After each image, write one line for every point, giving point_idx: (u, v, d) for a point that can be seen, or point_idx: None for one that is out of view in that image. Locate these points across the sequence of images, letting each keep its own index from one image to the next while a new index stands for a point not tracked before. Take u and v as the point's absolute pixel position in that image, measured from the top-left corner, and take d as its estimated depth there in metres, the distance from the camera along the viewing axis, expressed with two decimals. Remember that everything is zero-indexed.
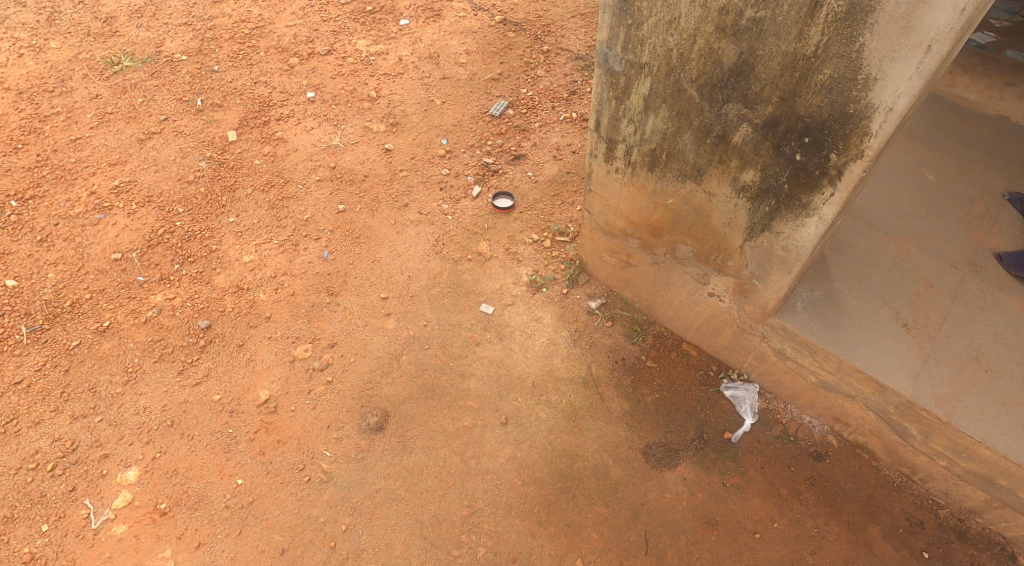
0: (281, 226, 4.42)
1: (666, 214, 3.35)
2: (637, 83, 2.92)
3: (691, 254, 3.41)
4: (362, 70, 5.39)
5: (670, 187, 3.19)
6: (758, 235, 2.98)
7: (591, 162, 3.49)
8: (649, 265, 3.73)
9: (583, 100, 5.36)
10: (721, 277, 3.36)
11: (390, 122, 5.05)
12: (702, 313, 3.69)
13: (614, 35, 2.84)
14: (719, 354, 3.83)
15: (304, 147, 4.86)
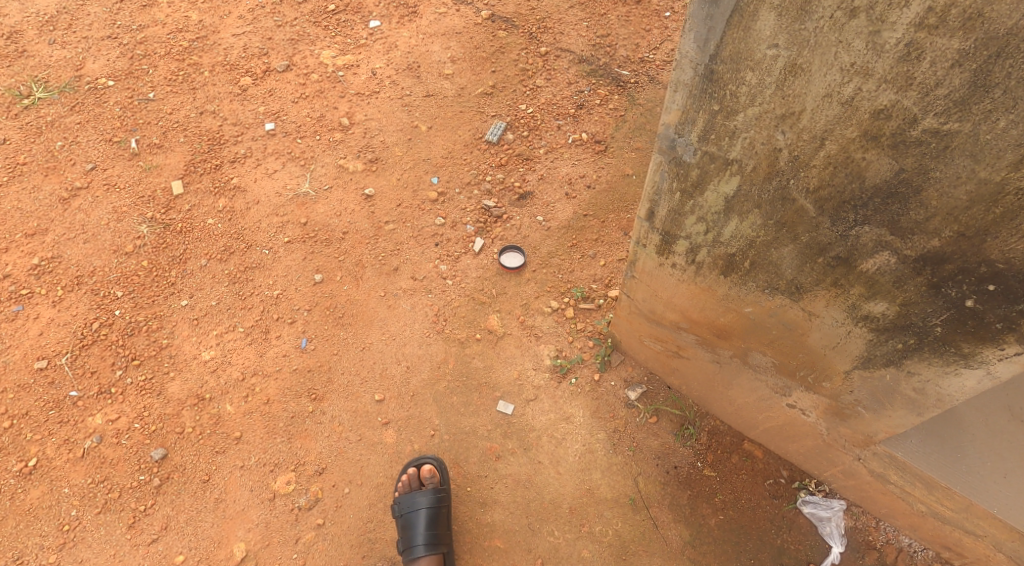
0: (245, 309, 3.65)
1: (738, 320, 2.58)
2: (717, 179, 2.16)
3: (770, 364, 2.65)
4: (329, 89, 4.51)
5: (750, 296, 2.42)
6: (879, 368, 2.24)
7: (637, 251, 2.72)
8: (707, 360, 2.99)
9: (593, 117, 4.55)
10: (810, 394, 2.62)
11: (367, 158, 4.22)
12: (774, 418, 2.96)
13: (688, 120, 2.11)
14: (792, 458, 3.13)
15: (266, 197, 4.02)
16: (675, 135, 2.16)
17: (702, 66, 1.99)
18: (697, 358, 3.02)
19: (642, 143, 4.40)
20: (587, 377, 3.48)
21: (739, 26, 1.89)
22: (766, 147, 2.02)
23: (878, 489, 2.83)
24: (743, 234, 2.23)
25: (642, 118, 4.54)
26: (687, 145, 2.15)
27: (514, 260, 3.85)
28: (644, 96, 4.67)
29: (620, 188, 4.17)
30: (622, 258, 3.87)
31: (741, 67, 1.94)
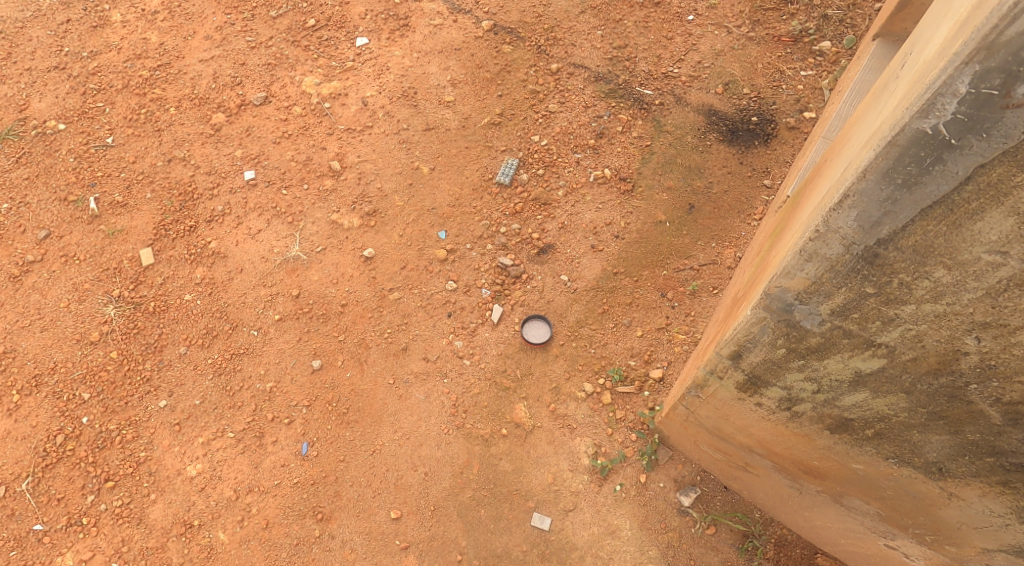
0: (232, 408, 3.16)
1: (837, 468, 2.29)
2: (849, 352, 2.02)
3: (871, 513, 2.37)
4: (314, 125, 3.87)
5: (864, 455, 2.19)
6: None
7: (711, 381, 2.39)
8: (782, 483, 2.64)
9: (615, 148, 3.89)
10: (919, 547, 2.33)
11: (361, 212, 3.63)
12: (857, 547, 2.57)
13: (822, 290, 1.99)
14: None
15: (249, 263, 3.46)
16: (799, 301, 2.03)
17: (865, 246, 1.90)
18: (767, 478, 2.68)
19: (674, 180, 3.80)
20: (631, 479, 3.12)
21: (942, 220, 1.80)
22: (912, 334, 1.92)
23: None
24: (873, 406, 2.08)
25: (671, 149, 3.88)
26: (814, 313, 2.02)
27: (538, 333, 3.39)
28: (671, 120, 3.97)
29: (653, 237, 3.65)
30: (660, 326, 3.41)
31: (925, 259, 1.85)
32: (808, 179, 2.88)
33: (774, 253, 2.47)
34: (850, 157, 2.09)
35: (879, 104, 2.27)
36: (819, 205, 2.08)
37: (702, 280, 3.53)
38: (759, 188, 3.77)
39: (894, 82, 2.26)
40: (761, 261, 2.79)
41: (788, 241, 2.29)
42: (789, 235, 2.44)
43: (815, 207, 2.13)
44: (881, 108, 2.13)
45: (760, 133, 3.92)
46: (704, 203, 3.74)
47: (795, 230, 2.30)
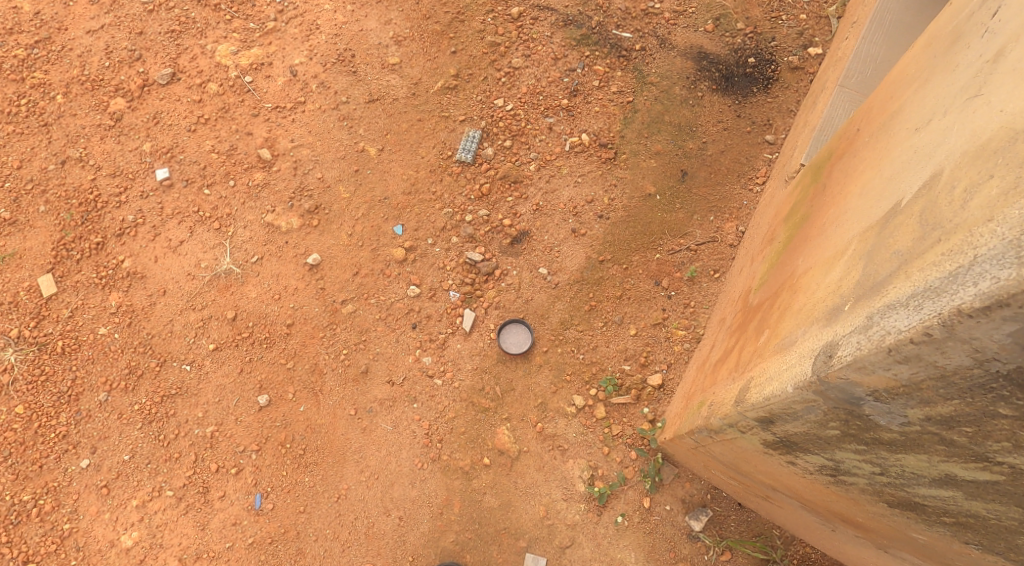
0: (167, 462, 2.72)
1: (888, 530, 1.91)
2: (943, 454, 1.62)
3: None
4: (235, 105, 3.26)
5: (929, 530, 1.80)
6: None
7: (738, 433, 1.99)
8: (808, 522, 2.27)
9: (592, 107, 3.37)
10: None
11: (300, 210, 3.12)
12: None
13: (918, 395, 1.58)
14: None
15: (174, 282, 2.95)
16: (874, 398, 1.63)
17: (1009, 365, 1.45)
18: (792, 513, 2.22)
19: (662, 143, 3.30)
20: (634, 503, 2.73)
21: None
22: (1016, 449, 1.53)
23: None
24: (964, 505, 1.67)
25: (658, 104, 3.37)
26: (898, 414, 1.63)
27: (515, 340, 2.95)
28: (655, 68, 3.43)
29: (642, 214, 3.18)
30: (656, 322, 2.98)
31: None
32: (829, 144, 2.36)
33: (809, 262, 1.99)
34: (952, 188, 1.57)
35: (975, 87, 1.71)
36: (906, 257, 1.60)
37: (700, 263, 3.08)
38: (761, 145, 3.28)
39: (994, 60, 1.70)
40: (773, 254, 2.31)
41: (833, 271, 1.82)
42: (825, 246, 1.95)
43: (891, 250, 1.65)
44: (989, 117, 1.59)
45: (758, 78, 3.40)
46: (699, 168, 3.25)
47: (842, 256, 1.83)
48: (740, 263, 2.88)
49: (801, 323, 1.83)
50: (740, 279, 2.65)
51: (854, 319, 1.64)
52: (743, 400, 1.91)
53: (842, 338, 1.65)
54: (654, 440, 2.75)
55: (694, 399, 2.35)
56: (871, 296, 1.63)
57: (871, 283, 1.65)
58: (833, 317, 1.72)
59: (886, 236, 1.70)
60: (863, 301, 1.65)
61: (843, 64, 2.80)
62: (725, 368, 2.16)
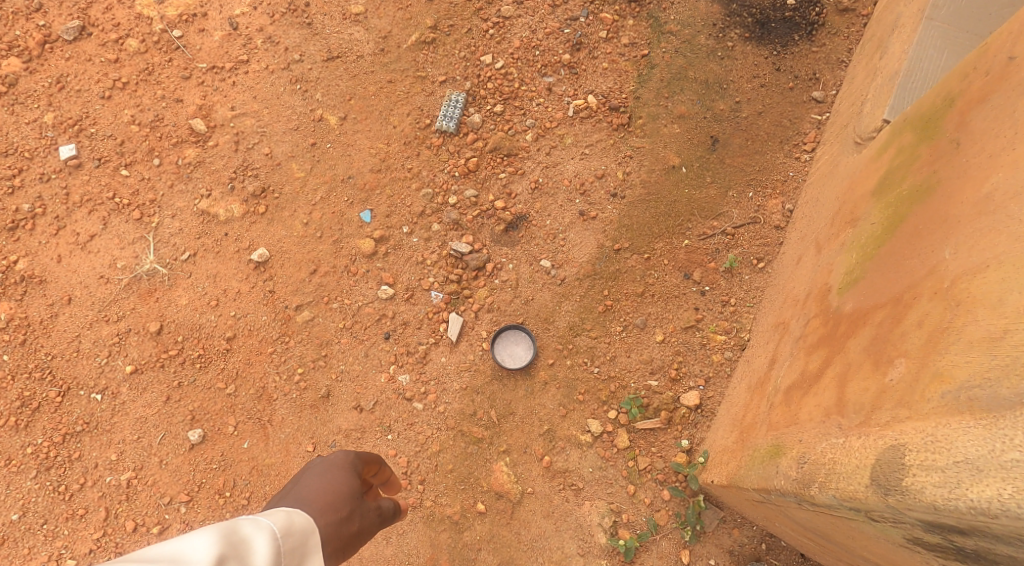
0: (68, 520, 2.23)
1: None
2: None
3: None
4: (160, 65, 2.65)
5: None
6: None
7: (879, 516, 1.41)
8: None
9: (599, 63, 2.77)
10: None
11: (241, 194, 2.52)
12: None
13: None
14: None
15: (82, 287, 2.41)
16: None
17: None
18: None
19: (686, 104, 2.70)
20: (668, 557, 2.18)
21: None
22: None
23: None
24: None
25: (680, 57, 2.76)
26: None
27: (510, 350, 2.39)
28: (674, 14, 2.81)
29: (665, 191, 2.59)
30: (688, 325, 2.41)
31: None
32: (929, 94, 1.80)
33: (977, 259, 1.45)
34: None
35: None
36: None
37: (740, 250, 2.49)
38: (806, 105, 2.68)
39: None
40: (866, 242, 1.76)
41: None
42: (994, 250, 1.42)
43: None
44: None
45: (800, 23, 2.78)
46: (732, 134, 2.65)
47: None
48: (794, 251, 2.29)
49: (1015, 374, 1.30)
50: (797, 275, 2.10)
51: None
52: (925, 487, 1.33)
53: None
54: (694, 480, 2.19)
55: (757, 436, 1.80)
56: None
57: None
58: None
59: None
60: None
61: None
62: (819, 405, 1.62)
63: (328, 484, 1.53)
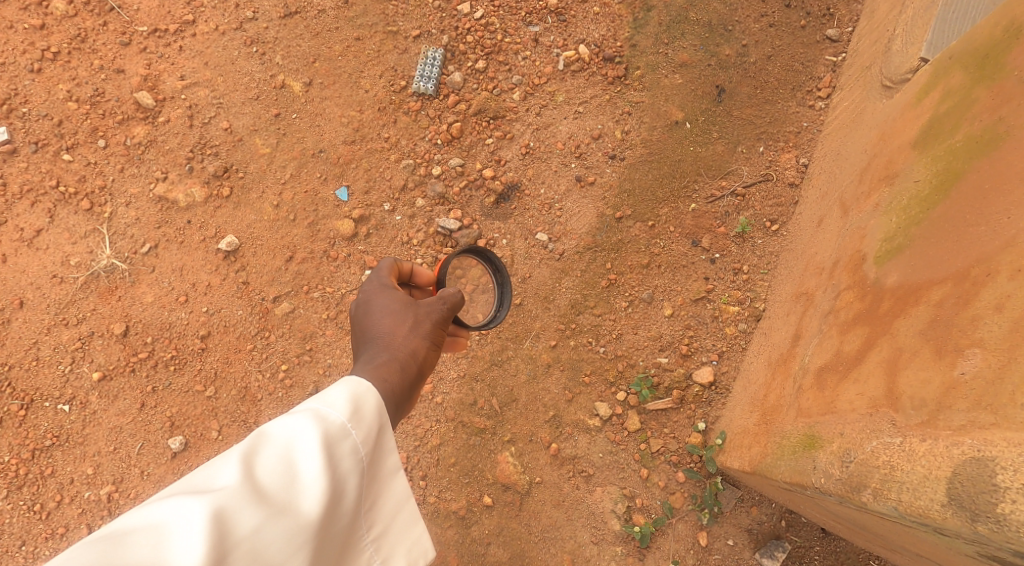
0: (51, 539, 2.08)
1: None
2: None
3: None
4: (95, 31, 2.47)
5: None
6: None
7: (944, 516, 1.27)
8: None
9: (589, 7, 2.55)
10: None
11: (198, 177, 2.38)
12: None
13: None
14: None
15: (33, 289, 2.24)
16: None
17: None
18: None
19: (689, 50, 2.49)
20: (685, 541, 2.07)
21: None
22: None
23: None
24: None
25: None
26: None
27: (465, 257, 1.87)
28: None
29: (670, 149, 2.40)
30: (698, 296, 2.25)
31: None
32: (992, 18, 1.54)
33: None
34: None
35: None
36: None
37: (751, 212, 2.32)
38: (820, 46, 2.48)
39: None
40: (910, 202, 1.53)
41: None
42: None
43: None
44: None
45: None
46: (739, 83, 2.45)
47: None
48: (813, 211, 2.14)
49: None
50: (814, 240, 1.93)
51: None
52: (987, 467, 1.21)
53: None
54: (711, 462, 2.07)
55: (783, 420, 1.68)
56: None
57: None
58: None
59: None
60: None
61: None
62: (878, 375, 1.46)
63: (379, 305, 1.63)
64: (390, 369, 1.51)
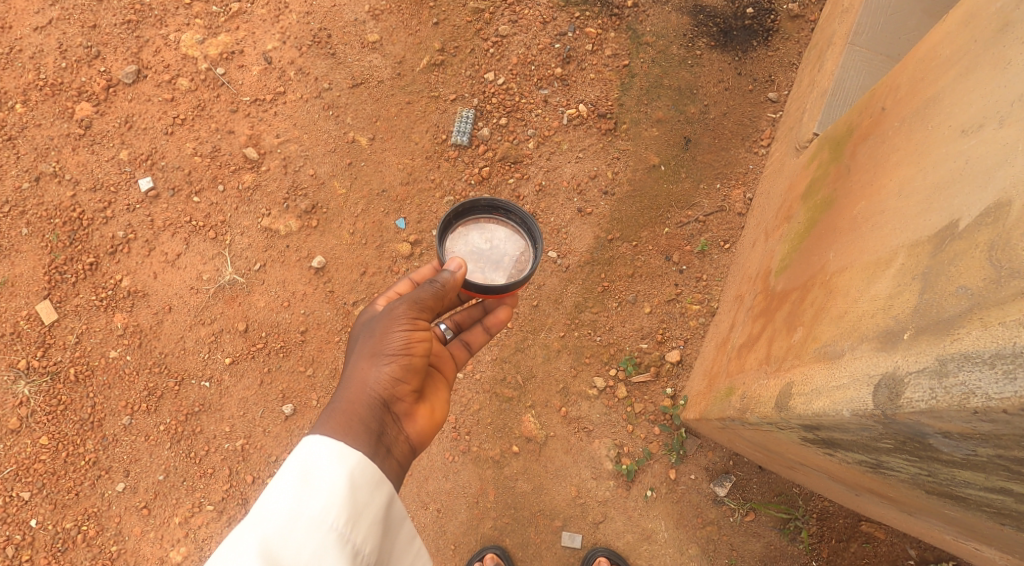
0: (203, 477, 2.89)
1: (909, 501, 1.87)
2: (968, 473, 1.51)
3: (945, 528, 1.99)
4: (210, 101, 3.22)
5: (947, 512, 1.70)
6: None
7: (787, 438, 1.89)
8: (830, 482, 2.31)
9: (587, 74, 3.24)
10: (998, 552, 1.97)
11: (296, 211, 3.13)
12: (910, 524, 2.33)
13: (991, 440, 1.43)
14: (930, 536, 2.34)
15: (178, 298, 3.04)
16: (943, 435, 1.49)
17: None
18: (817, 477, 2.31)
19: (663, 109, 3.21)
20: (660, 476, 2.86)
21: None
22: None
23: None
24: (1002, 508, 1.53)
25: (656, 67, 3.25)
26: (966, 447, 1.47)
27: (483, 224, 2.37)
28: (650, 26, 3.27)
29: (648, 188, 3.14)
30: (670, 298, 3.03)
31: None
32: (848, 117, 2.21)
33: (838, 253, 1.92)
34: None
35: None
36: (979, 300, 1.48)
37: (710, 234, 3.08)
38: (763, 105, 3.20)
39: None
40: (795, 238, 2.22)
41: (881, 285, 1.69)
42: (865, 248, 1.82)
43: (956, 286, 1.53)
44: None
45: (757, 30, 3.26)
46: (701, 134, 3.18)
47: (888, 269, 1.70)
48: (751, 234, 2.92)
49: (849, 336, 1.71)
50: (753, 255, 2.67)
51: (922, 358, 1.52)
52: (782, 407, 1.81)
53: (910, 375, 1.53)
54: (677, 417, 2.86)
55: (719, 382, 2.40)
56: (941, 333, 1.51)
57: (1001, 277, 1.46)
58: (892, 344, 1.59)
59: (934, 257, 1.60)
60: (928, 337, 1.53)
61: (852, 16, 2.65)
62: (755, 355, 2.13)
63: (358, 331, 2.20)
64: (351, 396, 2.02)
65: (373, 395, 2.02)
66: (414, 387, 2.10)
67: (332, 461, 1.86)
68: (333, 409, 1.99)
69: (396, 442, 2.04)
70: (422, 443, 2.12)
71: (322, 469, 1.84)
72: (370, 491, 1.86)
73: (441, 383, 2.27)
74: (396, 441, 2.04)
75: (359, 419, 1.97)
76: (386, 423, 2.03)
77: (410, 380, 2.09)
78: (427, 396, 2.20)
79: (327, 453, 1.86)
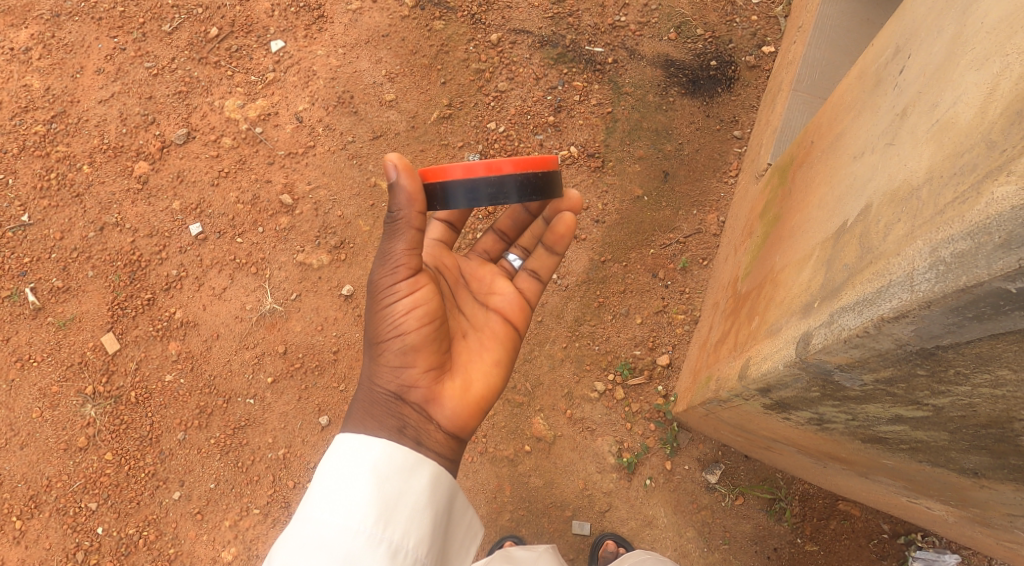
0: (251, 483, 3.34)
1: (854, 455, 2.24)
2: (875, 403, 1.91)
3: (893, 482, 2.34)
4: (250, 156, 3.67)
5: (885, 454, 2.09)
6: (1003, 487, 1.89)
7: (751, 406, 2.30)
8: (799, 457, 2.68)
9: (576, 121, 3.68)
10: (940, 503, 2.31)
11: (326, 246, 3.55)
12: (870, 491, 2.67)
13: (866, 366, 1.82)
14: (886, 501, 2.66)
15: (224, 326, 3.48)
16: (839, 369, 1.87)
17: (922, 346, 1.71)
18: (789, 454, 2.68)
19: (643, 148, 3.63)
20: (658, 466, 3.24)
21: (945, 234, 1.63)
22: (915, 306, 1.66)
23: (996, 547, 2.47)
24: (913, 436, 1.94)
25: (635, 111, 3.67)
26: (857, 378, 1.86)
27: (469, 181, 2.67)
28: (629, 78, 3.71)
29: (634, 215, 3.55)
30: (658, 310, 3.42)
31: (961, 319, 1.62)
32: (790, 149, 2.71)
33: (782, 254, 2.35)
34: (877, 221, 1.85)
35: (888, 135, 2.00)
36: (851, 271, 1.87)
37: (690, 254, 3.49)
38: (730, 141, 3.63)
39: (939, 73, 1.88)
40: (755, 248, 2.66)
41: (805, 274, 2.10)
42: (797, 248, 2.24)
43: (841, 264, 1.92)
44: (972, 96, 1.73)
45: (722, 78, 3.70)
46: (679, 168, 3.60)
47: (809, 261, 2.11)
48: (725, 251, 3.35)
49: (784, 314, 2.11)
50: (727, 263, 3.09)
51: (820, 317, 1.91)
52: (742, 375, 2.21)
53: (813, 329, 1.91)
54: (670, 412, 3.25)
55: (699, 373, 2.81)
56: (831, 298, 1.89)
57: (864, 252, 1.85)
58: (806, 313, 1.98)
59: (833, 246, 2.00)
60: (824, 303, 1.92)
61: (793, 67, 3.15)
62: (725, 346, 2.53)
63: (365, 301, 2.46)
64: (369, 395, 2.38)
65: (386, 391, 2.37)
66: (421, 368, 2.37)
67: (348, 466, 2.11)
68: (355, 412, 2.37)
69: (424, 427, 2.34)
70: (455, 417, 2.38)
71: (346, 465, 2.11)
72: (392, 480, 2.10)
73: (475, 352, 2.49)
74: (419, 423, 2.33)
75: (374, 415, 2.31)
76: (404, 410, 2.34)
77: (413, 364, 2.37)
78: (464, 371, 2.44)
79: (356, 452, 2.13)
